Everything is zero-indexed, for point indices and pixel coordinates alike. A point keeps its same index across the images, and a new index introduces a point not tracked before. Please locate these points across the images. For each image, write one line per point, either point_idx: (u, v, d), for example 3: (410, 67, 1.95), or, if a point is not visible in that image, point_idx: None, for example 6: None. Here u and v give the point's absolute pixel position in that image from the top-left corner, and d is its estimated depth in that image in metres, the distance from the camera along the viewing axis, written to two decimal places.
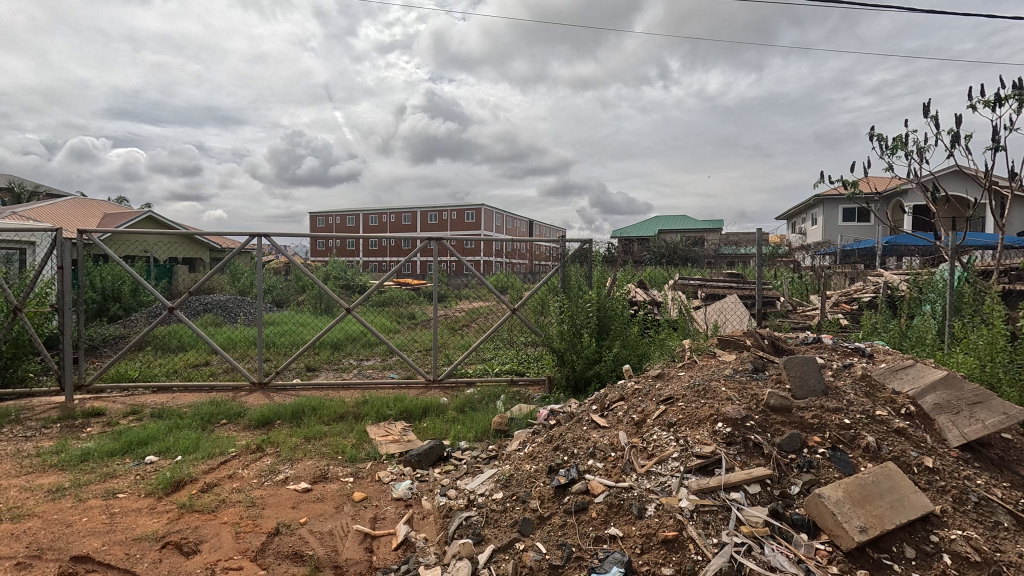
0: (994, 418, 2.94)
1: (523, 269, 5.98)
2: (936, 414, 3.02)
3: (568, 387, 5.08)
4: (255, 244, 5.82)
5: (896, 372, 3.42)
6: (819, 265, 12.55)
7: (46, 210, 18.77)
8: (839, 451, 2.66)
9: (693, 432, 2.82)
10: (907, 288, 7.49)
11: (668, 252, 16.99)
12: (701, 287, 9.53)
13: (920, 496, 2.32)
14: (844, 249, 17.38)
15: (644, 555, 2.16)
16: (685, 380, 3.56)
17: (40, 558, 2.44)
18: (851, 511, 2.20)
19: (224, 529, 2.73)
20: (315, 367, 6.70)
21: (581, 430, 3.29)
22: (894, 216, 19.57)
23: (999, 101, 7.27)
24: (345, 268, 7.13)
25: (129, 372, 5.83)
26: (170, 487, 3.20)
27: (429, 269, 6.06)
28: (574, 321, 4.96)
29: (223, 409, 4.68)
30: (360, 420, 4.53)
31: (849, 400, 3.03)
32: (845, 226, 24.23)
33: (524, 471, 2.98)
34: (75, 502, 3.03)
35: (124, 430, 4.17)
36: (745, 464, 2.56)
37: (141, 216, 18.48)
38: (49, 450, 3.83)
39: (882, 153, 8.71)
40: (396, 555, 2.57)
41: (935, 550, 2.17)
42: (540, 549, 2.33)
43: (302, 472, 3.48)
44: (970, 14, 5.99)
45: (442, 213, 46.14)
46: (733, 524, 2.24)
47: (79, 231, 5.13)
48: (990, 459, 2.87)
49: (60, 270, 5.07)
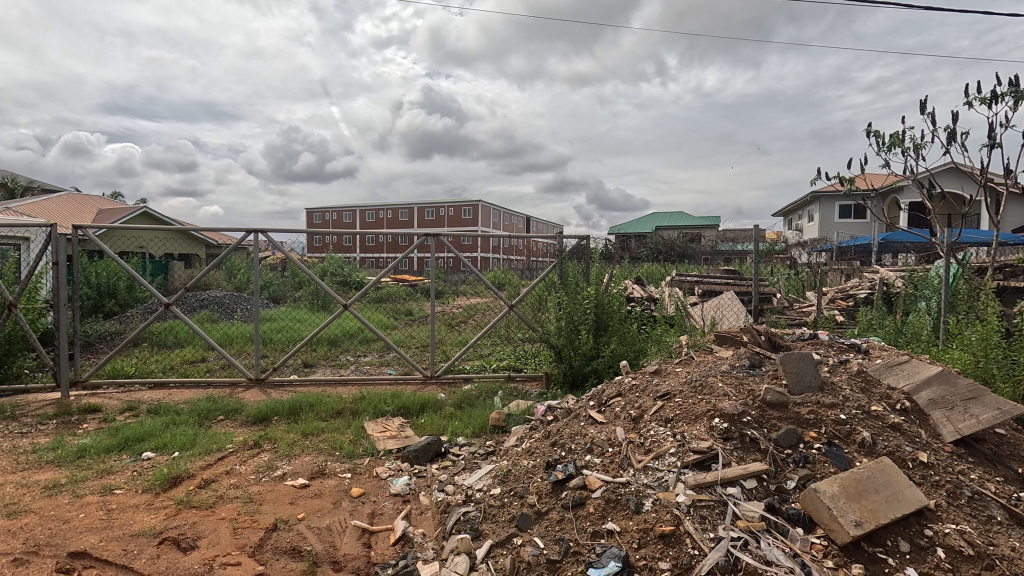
0: (989, 413, 2.96)
1: (520, 265, 5.92)
2: (931, 410, 3.05)
3: (565, 382, 5.11)
4: (252, 239, 5.78)
5: (892, 368, 3.44)
6: (815, 262, 12.60)
7: (40, 206, 18.65)
8: (835, 447, 2.68)
9: (690, 427, 2.84)
10: (902, 284, 7.53)
11: (666, 248, 17.04)
12: (698, 283, 9.55)
13: (914, 491, 2.34)
14: (840, 246, 17.47)
15: (642, 550, 2.18)
16: (683, 375, 3.57)
17: (37, 555, 2.43)
18: (846, 505, 2.22)
19: (222, 525, 2.73)
20: (312, 363, 6.71)
21: (579, 426, 3.30)
22: (890, 214, 19.65)
23: (995, 98, 7.31)
24: (342, 265, 7.10)
25: (125, 368, 5.81)
26: (167, 483, 3.20)
27: (426, 266, 6.20)
28: (572, 317, 4.98)
29: (221, 405, 4.67)
30: (357, 416, 4.53)
31: (845, 395, 3.04)
32: (841, 223, 24.32)
33: (521, 466, 2.99)
34: (72, 498, 3.02)
35: (120, 426, 4.16)
36: (742, 459, 2.58)
37: (138, 212, 18.45)
38: (45, 446, 3.82)
39: (878, 150, 8.74)
40: (394, 550, 2.58)
41: (929, 544, 2.18)
42: (538, 544, 2.34)
43: (299, 468, 3.47)
44: (966, 11, 6.00)
45: (440, 209, 46.11)
46: (729, 519, 2.26)
47: (74, 226, 5.09)
48: (984, 453, 2.90)
49: (55, 265, 5.03)
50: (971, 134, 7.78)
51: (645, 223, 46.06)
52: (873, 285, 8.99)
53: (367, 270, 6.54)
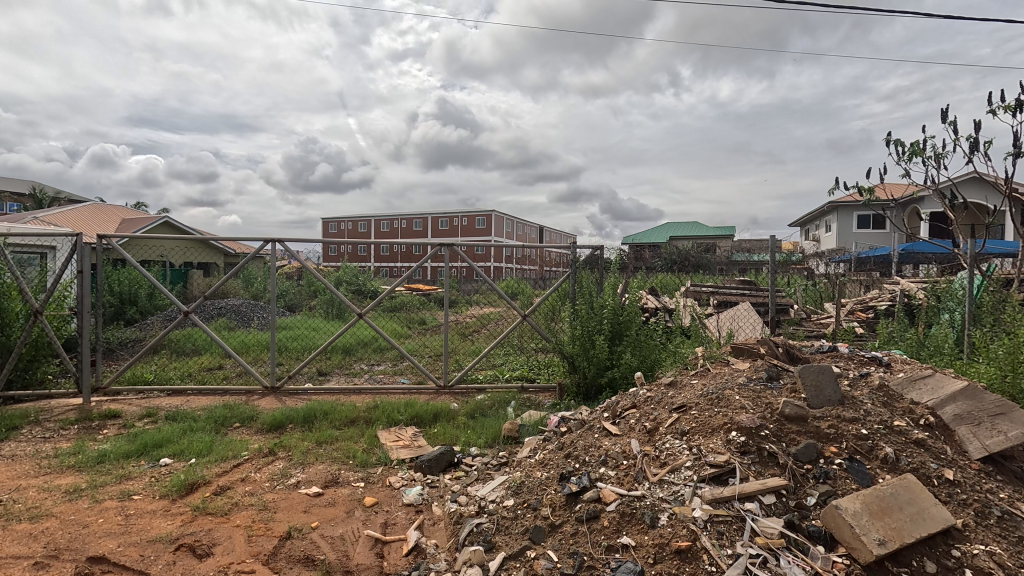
0: (1017, 430, 2.87)
1: (534, 275, 6.11)
2: (956, 425, 2.96)
3: (579, 393, 5.09)
4: (269, 249, 5.87)
5: (915, 381, 3.34)
6: (832, 273, 12.43)
7: (68, 215, 19.60)
8: (856, 462, 2.61)
9: (706, 440, 2.79)
10: (924, 296, 7.36)
11: (680, 257, 16.94)
12: (714, 293, 9.45)
13: (940, 509, 2.27)
14: (859, 256, 17.17)
15: (657, 566, 2.14)
16: (699, 388, 3.52)
17: (57, 559, 2.47)
18: (869, 523, 2.16)
19: (237, 532, 2.75)
20: (327, 371, 6.76)
21: (593, 438, 3.26)
22: (909, 224, 19.33)
23: (1021, 107, 7.17)
24: (358, 275, 6.90)
25: (144, 375, 5.90)
26: (184, 489, 3.23)
27: (439, 275, 6.04)
28: (587, 325, 4.98)
29: (236, 412, 4.72)
30: (371, 425, 4.55)
31: (866, 410, 2.97)
32: (859, 233, 23.96)
33: (535, 478, 2.97)
34: (91, 503, 3.07)
35: (139, 432, 4.22)
36: (760, 474, 2.52)
37: (160, 221, 19.17)
38: (66, 451, 3.89)
39: (898, 159, 8.61)
40: (407, 561, 2.56)
41: (956, 565, 2.12)
42: (552, 557, 2.31)
43: (313, 477, 3.49)
44: (987, 20, 5.93)
45: (453, 220, 46.52)
46: (748, 535, 2.21)
47: (99, 236, 5.21)
48: (1014, 472, 2.79)
49: (79, 274, 5.15)
50: (995, 143, 7.62)
51: (660, 232, 45.73)
52: (894, 296, 8.81)
53: (379, 278, 6.38)
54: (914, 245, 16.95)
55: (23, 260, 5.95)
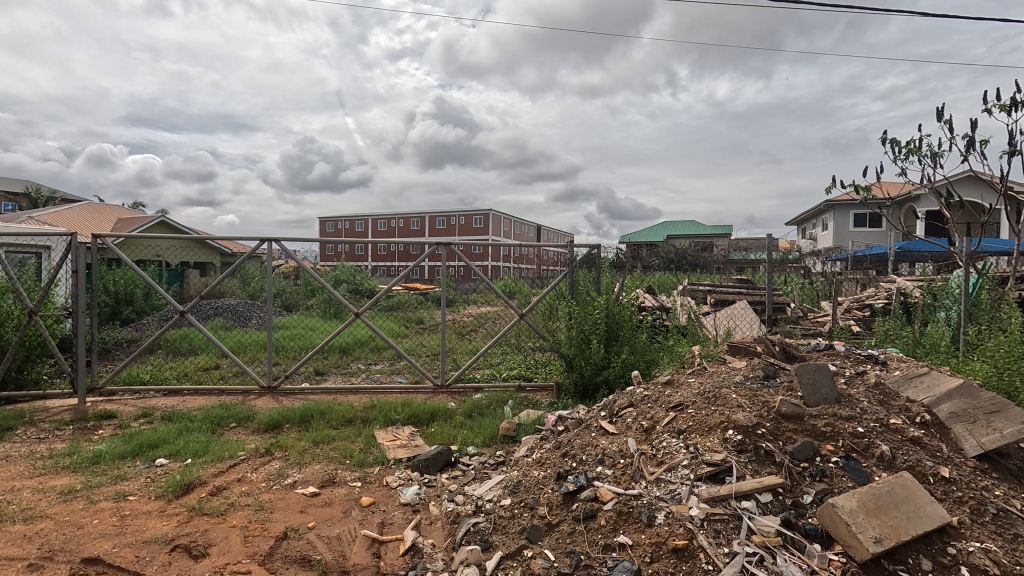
0: (1013, 427, 2.87)
1: (532, 274, 6.01)
2: (952, 423, 2.97)
3: (576, 392, 5.09)
4: (265, 248, 5.83)
5: (910, 380, 3.35)
6: (830, 271, 12.48)
7: (65, 215, 19.81)
8: (852, 460, 2.61)
9: (703, 439, 2.80)
10: (920, 294, 7.41)
11: (676, 257, 17.02)
12: (710, 292, 9.49)
13: (936, 507, 2.27)
14: (856, 254, 17.24)
15: (655, 564, 2.14)
16: (696, 386, 3.52)
17: (52, 560, 2.46)
18: (865, 521, 2.16)
19: (233, 533, 2.73)
20: (324, 371, 6.76)
21: (590, 437, 3.26)
22: (908, 224, 19.43)
23: (1016, 106, 7.20)
24: (353, 273, 6.80)
25: (140, 375, 5.88)
26: (180, 490, 3.21)
27: (436, 274, 6.05)
28: (583, 326, 4.93)
29: (233, 412, 4.70)
30: (368, 424, 4.54)
31: (863, 408, 2.98)
32: (856, 232, 24.07)
33: (532, 477, 2.96)
34: (86, 504, 3.05)
35: (134, 433, 4.21)
36: (757, 472, 2.53)
37: (154, 221, 19.30)
38: (62, 451, 3.88)
39: (895, 157, 8.58)
40: (403, 561, 2.55)
41: (953, 562, 2.12)
42: (549, 557, 2.32)
43: (310, 477, 3.48)
44: (982, 19, 5.92)
45: (451, 220, 46.54)
46: (744, 534, 2.21)
47: (94, 235, 5.16)
48: (1009, 469, 2.81)
49: (74, 274, 5.08)
50: (990, 142, 7.65)
51: (657, 232, 45.76)
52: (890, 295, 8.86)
53: (378, 278, 6.29)
54: (911, 243, 17.01)
55: (17, 260, 5.91)
